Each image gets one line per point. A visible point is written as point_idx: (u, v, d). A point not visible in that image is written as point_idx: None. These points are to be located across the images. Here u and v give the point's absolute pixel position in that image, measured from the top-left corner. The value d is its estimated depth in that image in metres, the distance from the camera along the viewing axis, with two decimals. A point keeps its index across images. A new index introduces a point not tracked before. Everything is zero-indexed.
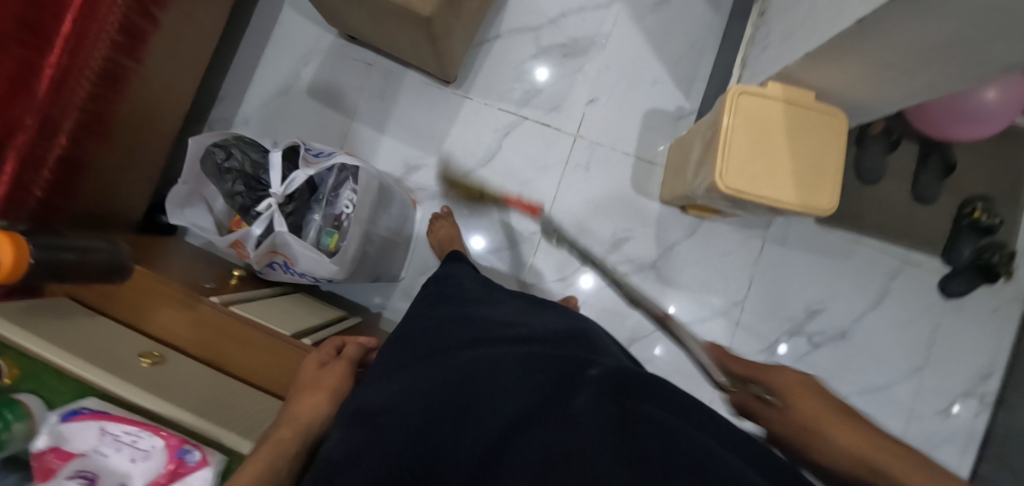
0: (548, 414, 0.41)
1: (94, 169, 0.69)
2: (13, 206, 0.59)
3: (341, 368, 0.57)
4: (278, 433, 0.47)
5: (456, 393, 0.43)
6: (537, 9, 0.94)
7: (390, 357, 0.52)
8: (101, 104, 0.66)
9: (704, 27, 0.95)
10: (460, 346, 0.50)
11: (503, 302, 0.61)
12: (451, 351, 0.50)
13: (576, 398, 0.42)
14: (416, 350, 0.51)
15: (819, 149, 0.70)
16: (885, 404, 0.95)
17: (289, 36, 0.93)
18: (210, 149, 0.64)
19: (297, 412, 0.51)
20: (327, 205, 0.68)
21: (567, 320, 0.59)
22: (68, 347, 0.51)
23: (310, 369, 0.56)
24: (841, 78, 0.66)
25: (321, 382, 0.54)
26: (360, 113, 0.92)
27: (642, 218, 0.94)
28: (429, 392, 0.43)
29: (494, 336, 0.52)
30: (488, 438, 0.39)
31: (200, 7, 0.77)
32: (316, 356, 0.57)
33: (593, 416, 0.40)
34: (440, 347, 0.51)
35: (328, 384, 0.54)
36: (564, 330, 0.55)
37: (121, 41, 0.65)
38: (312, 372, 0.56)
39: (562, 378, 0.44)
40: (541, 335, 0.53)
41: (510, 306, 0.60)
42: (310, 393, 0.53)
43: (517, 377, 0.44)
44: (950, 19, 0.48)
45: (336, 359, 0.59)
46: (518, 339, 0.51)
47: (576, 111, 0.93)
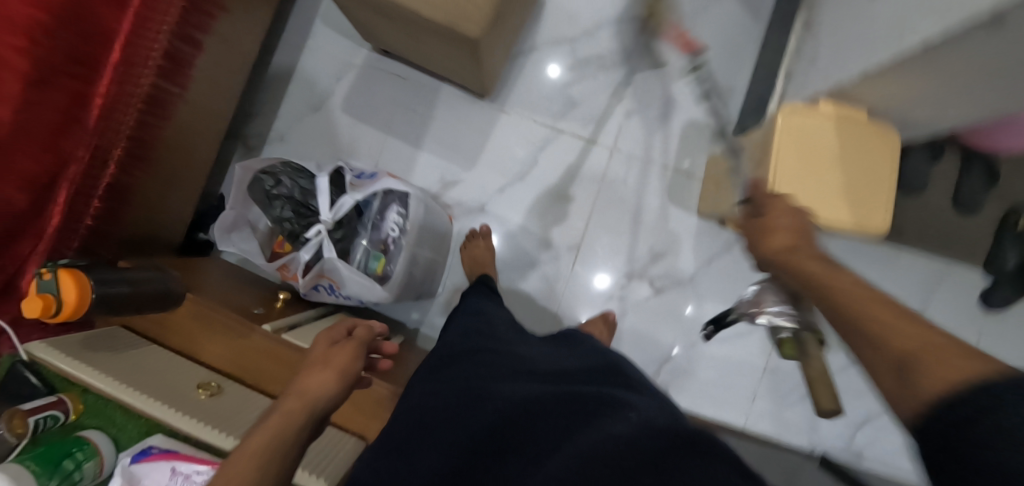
0: (549, 428, 0.40)
1: (140, 194, 0.69)
2: (66, 236, 0.60)
3: (353, 347, 0.56)
4: (285, 404, 0.48)
5: (468, 411, 0.45)
6: (572, 20, 0.93)
7: (422, 376, 0.55)
8: (147, 131, 0.66)
9: (742, 35, 0.93)
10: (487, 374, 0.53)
11: (539, 345, 0.63)
12: (475, 379, 0.51)
13: (601, 405, 0.42)
14: (452, 381, 0.54)
15: (872, 169, 0.68)
16: None
17: (324, 50, 0.93)
18: (259, 175, 0.65)
19: (308, 386, 0.50)
20: (372, 229, 0.68)
21: (603, 356, 0.59)
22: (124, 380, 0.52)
23: (322, 346, 0.56)
24: (896, 97, 0.65)
25: (332, 359, 0.54)
26: (397, 129, 0.92)
27: (679, 231, 0.93)
28: (463, 419, 0.45)
29: (523, 369, 0.53)
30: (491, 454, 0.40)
31: (240, 28, 0.77)
32: (327, 334, 0.57)
33: (601, 427, 0.38)
34: (465, 373, 0.53)
35: (338, 362, 0.54)
36: (599, 364, 0.55)
37: (165, 66, 0.64)
38: (322, 348, 0.56)
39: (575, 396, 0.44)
40: (575, 371, 0.53)
41: (544, 347, 0.62)
42: (319, 369, 0.52)
43: (526, 396, 0.44)
44: (1020, 47, 0.47)
45: (347, 339, 0.58)
46: (546, 373, 0.52)
47: (611, 123, 0.93)
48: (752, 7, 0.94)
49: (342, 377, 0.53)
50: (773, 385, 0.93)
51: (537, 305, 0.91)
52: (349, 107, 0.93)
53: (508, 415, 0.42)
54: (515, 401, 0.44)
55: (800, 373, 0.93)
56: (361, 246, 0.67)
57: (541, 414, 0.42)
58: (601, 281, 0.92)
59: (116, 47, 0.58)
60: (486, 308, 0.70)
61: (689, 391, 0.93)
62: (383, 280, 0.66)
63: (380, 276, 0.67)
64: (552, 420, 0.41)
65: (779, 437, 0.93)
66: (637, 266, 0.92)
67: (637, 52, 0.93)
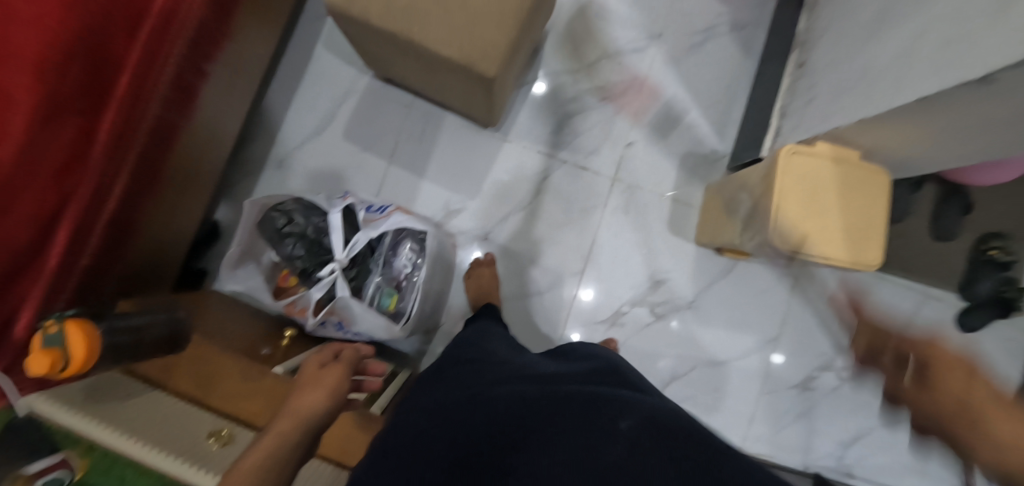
0: (543, 429, 0.41)
1: (141, 227, 0.67)
2: (64, 276, 0.56)
3: (342, 367, 0.56)
4: (278, 425, 0.48)
5: (472, 405, 0.46)
6: (575, 53, 0.96)
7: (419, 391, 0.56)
8: (151, 164, 0.63)
9: (736, 70, 0.98)
10: (488, 374, 0.53)
11: (534, 356, 0.64)
12: (470, 381, 0.52)
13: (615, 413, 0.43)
14: (452, 380, 0.55)
15: (866, 207, 0.72)
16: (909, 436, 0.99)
17: (327, 76, 0.92)
18: (270, 213, 0.64)
19: (301, 404, 0.50)
20: (384, 265, 0.67)
21: (602, 361, 0.60)
22: (117, 421, 0.52)
23: (310, 367, 0.55)
24: (887, 141, 0.69)
25: (322, 378, 0.54)
26: (401, 157, 0.92)
27: (678, 259, 0.95)
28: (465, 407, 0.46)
29: (518, 373, 0.54)
30: (483, 443, 0.41)
31: (246, 57, 0.76)
32: (315, 357, 0.57)
33: (592, 435, 0.40)
34: (461, 380, 0.54)
35: (329, 380, 0.54)
36: (597, 368, 0.56)
37: (173, 97, 0.62)
38: (312, 368, 0.55)
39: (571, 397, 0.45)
40: (572, 373, 0.54)
41: (538, 358, 0.64)
42: (311, 389, 0.52)
43: (520, 394, 0.46)
44: (1003, 106, 0.52)
45: (335, 361, 0.58)
46: (541, 376, 0.53)
47: (614, 153, 0.95)
48: (745, 44, 0.99)
49: (333, 392, 0.52)
50: (769, 408, 0.96)
51: (541, 333, 0.92)
52: (353, 134, 0.92)
53: (499, 408, 0.44)
54: (508, 397, 0.45)
55: (793, 395, 0.97)
56: (373, 282, 0.65)
57: (533, 412, 0.43)
58: (604, 308, 0.93)
59: (124, 78, 0.56)
60: (492, 331, 0.70)
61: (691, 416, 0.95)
62: (396, 317, 0.66)
63: (393, 313, 0.66)
64: (546, 419, 0.42)
65: (775, 458, 0.96)
66: (639, 293, 0.94)
67: (637, 85, 0.97)
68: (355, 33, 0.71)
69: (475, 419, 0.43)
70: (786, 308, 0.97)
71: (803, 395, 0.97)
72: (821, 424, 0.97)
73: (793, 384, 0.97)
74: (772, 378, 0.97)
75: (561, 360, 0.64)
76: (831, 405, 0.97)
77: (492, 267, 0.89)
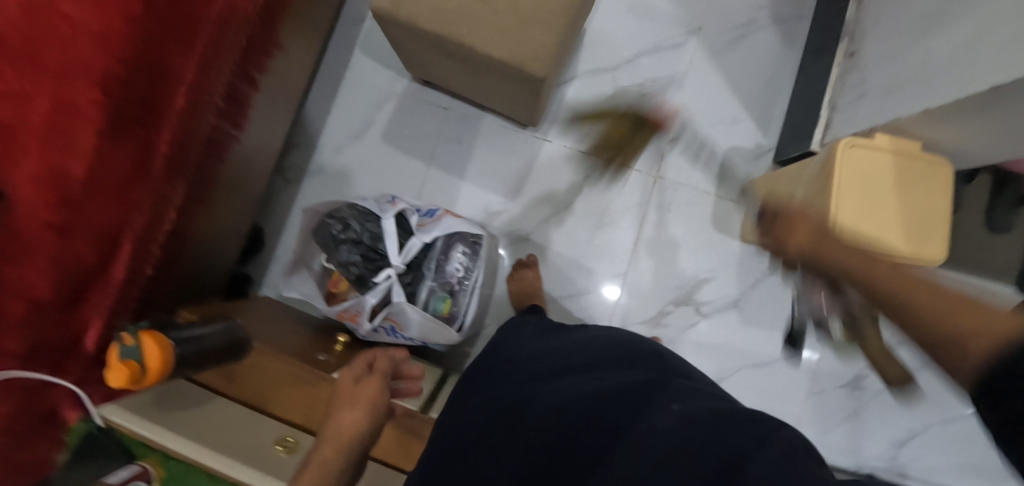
0: (567, 457, 0.37)
1: (195, 237, 0.67)
2: (128, 287, 0.57)
3: (381, 380, 0.54)
4: (321, 453, 0.46)
5: (504, 415, 0.43)
6: (612, 49, 0.95)
7: (459, 397, 0.52)
8: (205, 174, 0.64)
9: (779, 62, 0.96)
10: (519, 374, 0.50)
11: (564, 332, 0.60)
12: (481, 398, 0.48)
13: (649, 408, 0.39)
14: (482, 383, 0.52)
15: (926, 199, 0.70)
16: (966, 436, 0.95)
17: (365, 80, 0.93)
18: (326, 220, 0.65)
19: (340, 426, 0.49)
20: (436, 270, 0.66)
21: (626, 339, 0.56)
22: (170, 425, 0.51)
23: (346, 383, 0.54)
24: (952, 134, 0.66)
25: (360, 395, 0.52)
26: (439, 159, 0.92)
27: (722, 256, 0.93)
28: (491, 418, 0.44)
29: (532, 373, 0.49)
30: (509, 449, 0.39)
31: (291, 65, 0.76)
32: (349, 371, 0.54)
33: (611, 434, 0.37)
34: (487, 387, 0.50)
35: (366, 392, 0.52)
36: (636, 350, 0.53)
37: (225, 107, 0.63)
38: (347, 383, 0.53)
39: (608, 391, 0.41)
40: (611, 357, 0.51)
41: (571, 335, 0.59)
42: (349, 408, 0.51)
43: (539, 404, 0.42)
44: None
45: (371, 372, 0.56)
46: (557, 371, 0.48)
47: (655, 150, 0.94)
48: (787, 35, 0.96)
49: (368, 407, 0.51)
50: (818, 408, 0.94)
51: None
52: (392, 137, 0.92)
53: (514, 436, 0.40)
54: (526, 414, 0.42)
55: (843, 395, 0.94)
56: (427, 287, 0.65)
57: (550, 436, 0.38)
58: (647, 309, 0.92)
59: (182, 93, 0.56)
60: (528, 320, 0.68)
61: None
62: (451, 320, 0.66)
63: (447, 317, 0.66)
64: (570, 446, 0.37)
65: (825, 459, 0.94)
66: (682, 292, 0.93)
67: (676, 81, 0.95)
68: (400, 37, 0.71)
69: (497, 442, 0.41)
70: None
71: (854, 394, 0.95)
72: (872, 424, 0.95)
73: (842, 384, 0.95)
74: (821, 378, 0.94)
75: (596, 335, 0.59)
76: (882, 404, 0.95)
77: (534, 269, 0.88)
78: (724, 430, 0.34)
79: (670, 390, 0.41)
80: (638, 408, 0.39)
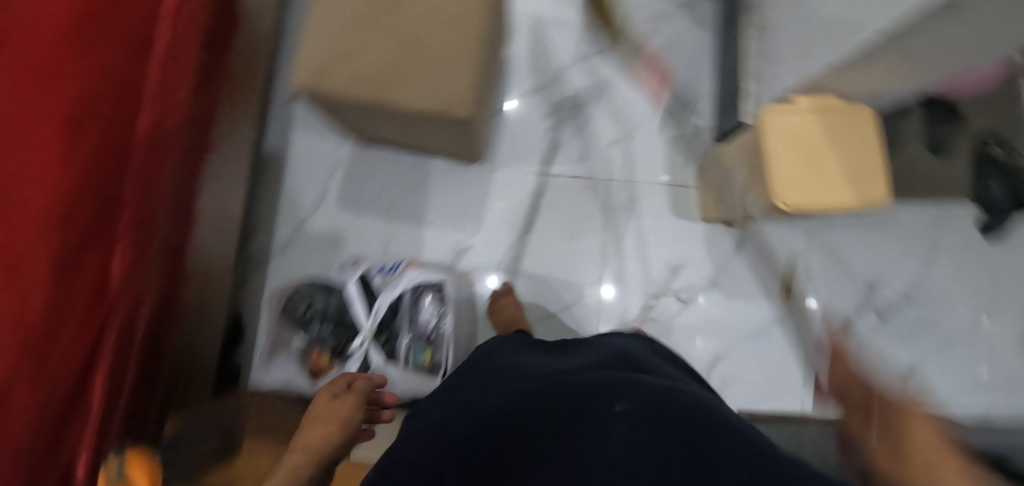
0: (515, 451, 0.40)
1: (166, 347, 0.68)
2: (111, 410, 0.57)
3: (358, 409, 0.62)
4: (292, 459, 0.58)
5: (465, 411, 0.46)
6: (539, 69, 0.99)
7: (424, 404, 0.54)
8: (166, 282, 0.65)
9: (696, 46, 1.00)
10: (486, 381, 0.52)
11: (546, 350, 0.62)
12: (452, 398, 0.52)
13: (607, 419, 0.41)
14: (450, 389, 0.54)
15: (861, 148, 0.71)
16: (962, 356, 0.98)
17: (310, 153, 0.95)
18: (289, 302, 0.67)
19: (316, 439, 0.60)
20: (411, 323, 0.66)
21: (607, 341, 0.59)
22: None
23: (322, 401, 0.62)
24: (864, 81, 0.69)
25: (333, 414, 0.61)
26: (398, 212, 0.94)
27: (689, 240, 0.96)
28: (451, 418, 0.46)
29: (502, 375, 0.53)
30: (461, 437, 0.42)
31: (231, 159, 0.78)
32: (327, 388, 0.62)
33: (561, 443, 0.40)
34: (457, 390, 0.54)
35: (336, 415, 0.60)
36: (613, 356, 0.55)
37: (174, 214, 0.65)
38: (324, 401, 0.62)
39: (571, 398, 0.44)
40: (591, 364, 0.52)
41: (550, 351, 0.61)
42: (319, 424, 0.60)
43: (499, 400, 0.46)
44: (966, 28, 0.53)
45: (349, 391, 0.62)
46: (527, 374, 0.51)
47: (601, 154, 0.97)
48: (698, 20, 1.01)
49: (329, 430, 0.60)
50: (817, 365, 0.96)
51: None
52: (348, 201, 0.94)
53: (471, 418, 0.45)
54: (489, 404, 0.46)
55: (838, 346, 0.96)
56: (404, 343, 0.66)
57: (504, 425, 0.42)
58: (631, 308, 0.93)
59: (126, 214, 0.56)
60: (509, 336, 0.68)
61: (740, 391, 0.95)
62: (434, 370, 0.66)
63: (431, 367, 0.66)
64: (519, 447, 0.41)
65: (838, 413, 0.95)
66: (660, 284, 0.94)
67: (605, 85, 0.99)
68: (328, 110, 0.73)
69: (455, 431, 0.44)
70: (805, 262, 0.98)
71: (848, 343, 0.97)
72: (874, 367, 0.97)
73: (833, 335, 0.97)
74: (813, 334, 0.96)
75: (577, 349, 0.60)
76: (878, 347, 0.97)
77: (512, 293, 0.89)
78: (676, 437, 0.39)
79: (624, 383, 0.45)
80: (590, 407, 0.43)
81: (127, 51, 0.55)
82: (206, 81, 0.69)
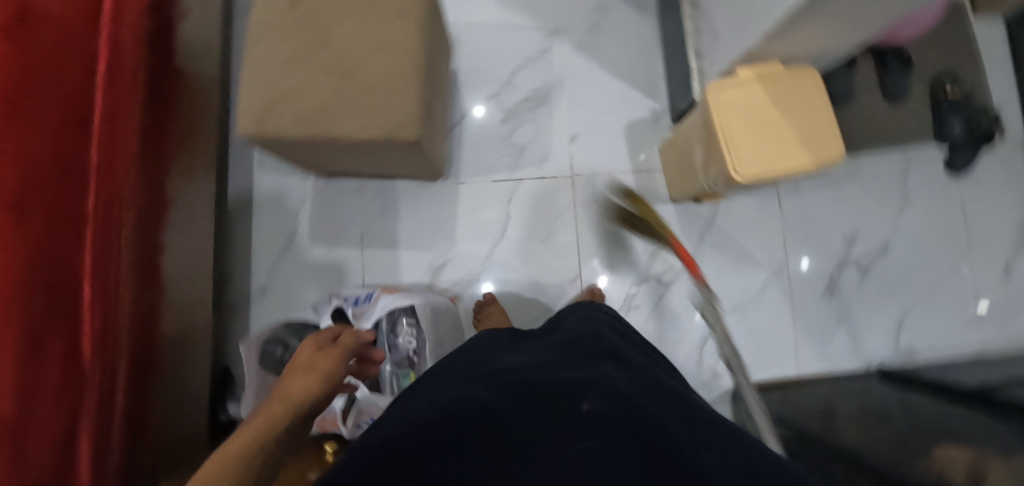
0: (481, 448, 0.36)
1: (156, 411, 0.66)
2: (102, 472, 0.55)
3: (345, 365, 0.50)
4: (267, 410, 0.43)
5: (429, 403, 0.41)
6: (490, 77, 0.99)
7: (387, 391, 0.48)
8: (144, 345, 0.64)
9: (640, 32, 1.01)
10: (452, 373, 0.47)
11: (521, 339, 0.57)
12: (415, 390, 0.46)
13: (580, 412, 0.39)
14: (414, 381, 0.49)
15: (809, 109, 0.72)
16: (949, 296, 0.99)
17: (275, 194, 0.95)
18: (265, 347, 0.67)
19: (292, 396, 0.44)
20: (390, 352, 0.68)
21: (577, 329, 0.57)
22: None
23: (304, 354, 0.50)
24: (802, 44, 0.70)
25: (317, 364, 0.48)
26: (370, 239, 0.94)
27: (663, 223, 0.97)
28: (413, 409, 0.40)
29: (467, 368, 0.48)
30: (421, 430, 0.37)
31: (191, 215, 0.78)
32: (311, 339, 0.51)
33: (534, 443, 0.36)
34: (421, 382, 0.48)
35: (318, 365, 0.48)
36: (589, 347, 0.52)
37: (140, 278, 0.64)
38: (307, 354, 0.49)
39: (544, 398, 0.40)
40: (563, 356, 0.49)
41: (523, 340, 0.57)
42: (303, 374, 0.47)
43: (462, 393, 0.41)
44: None
45: (333, 344, 0.52)
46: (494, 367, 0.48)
47: (563, 151, 0.97)
48: (639, 5, 1.02)
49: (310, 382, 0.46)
50: (806, 326, 0.97)
51: None
52: (320, 235, 0.94)
53: (434, 407, 0.39)
54: (452, 396, 0.41)
55: (824, 304, 0.98)
56: (387, 372, 0.67)
57: (470, 417, 0.38)
58: (616, 299, 0.94)
59: (87, 287, 0.55)
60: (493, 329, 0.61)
61: None
62: None
63: None
64: (487, 445, 0.36)
65: (833, 370, 0.96)
66: (641, 270, 0.95)
67: (557, 83, 0.99)
68: (278, 151, 0.73)
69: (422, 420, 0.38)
70: (779, 227, 0.99)
71: (834, 300, 0.98)
72: (862, 319, 0.98)
73: (818, 294, 0.98)
74: (797, 297, 0.97)
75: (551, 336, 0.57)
76: (863, 299, 0.98)
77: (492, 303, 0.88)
78: (643, 438, 0.37)
79: (597, 382, 0.42)
80: (555, 403, 0.40)
81: (60, 126, 0.56)
82: (156, 141, 0.69)
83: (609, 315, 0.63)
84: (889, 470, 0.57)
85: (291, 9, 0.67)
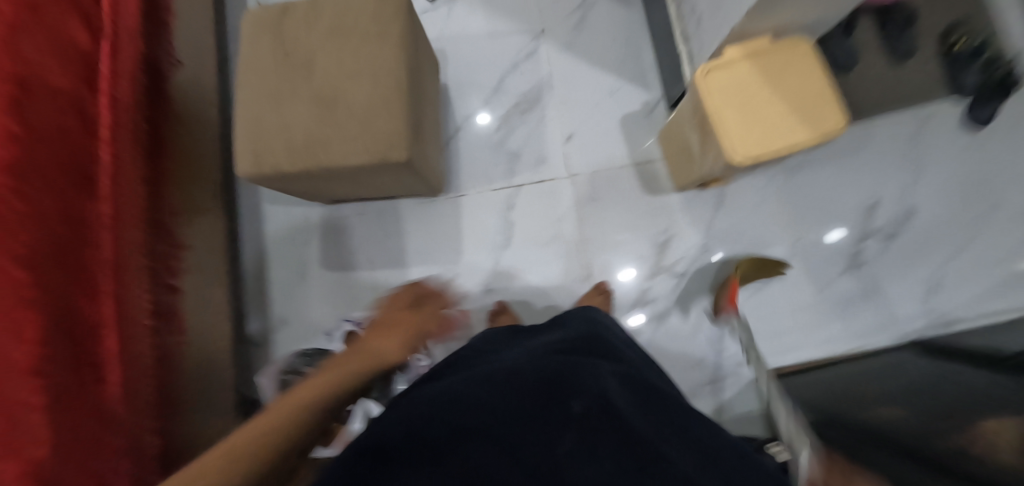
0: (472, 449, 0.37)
1: (188, 449, 0.68)
2: None
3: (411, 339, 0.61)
4: (358, 353, 0.53)
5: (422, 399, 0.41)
6: (480, 86, 1.00)
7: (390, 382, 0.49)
8: (167, 386, 0.67)
9: (629, 23, 1.00)
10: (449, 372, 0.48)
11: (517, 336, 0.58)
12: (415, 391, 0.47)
13: (570, 412, 0.40)
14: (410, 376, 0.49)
15: (802, 82, 0.69)
16: (983, 256, 0.93)
17: (284, 226, 0.98)
18: (283, 377, 0.71)
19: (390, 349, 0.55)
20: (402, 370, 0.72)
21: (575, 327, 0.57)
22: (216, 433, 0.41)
23: (387, 320, 0.60)
24: (788, 16, 0.67)
25: (397, 329, 0.58)
26: (379, 260, 0.95)
27: (670, 214, 0.95)
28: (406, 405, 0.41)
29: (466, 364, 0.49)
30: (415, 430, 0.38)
31: (203, 255, 0.81)
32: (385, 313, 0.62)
33: (523, 446, 0.37)
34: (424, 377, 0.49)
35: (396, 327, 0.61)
36: (581, 344, 0.52)
37: (155, 322, 0.67)
38: (388, 321, 0.60)
39: (537, 394, 0.41)
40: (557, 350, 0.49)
41: (517, 338, 0.58)
42: (387, 334, 0.57)
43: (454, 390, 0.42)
44: None
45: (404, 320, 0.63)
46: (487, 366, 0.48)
47: (559, 152, 0.97)
48: None
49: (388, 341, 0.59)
50: (830, 303, 0.94)
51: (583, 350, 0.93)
52: (331, 261, 0.96)
53: (428, 402, 0.40)
54: (447, 390, 0.42)
55: (847, 279, 0.94)
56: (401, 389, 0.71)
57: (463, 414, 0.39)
58: (629, 295, 0.93)
59: (109, 335, 0.58)
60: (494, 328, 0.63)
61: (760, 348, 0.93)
62: None
63: None
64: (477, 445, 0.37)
65: (866, 347, 0.92)
66: (652, 263, 0.94)
67: (547, 84, 0.99)
68: (279, 185, 0.76)
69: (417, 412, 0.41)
70: (790, 205, 0.96)
71: (858, 273, 0.94)
72: (891, 291, 0.94)
73: (840, 269, 0.94)
74: (818, 274, 0.94)
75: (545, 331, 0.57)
76: (889, 269, 0.94)
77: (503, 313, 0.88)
78: (628, 439, 0.38)
79: (589, 378, 0.43)
80: (546, 401, 0.41)
81: (67, 187, 0.59)
82: (161, 187, 0.72)
83: (608, 321, 0.62)
84: (923, 448, 0.54)
85: (274, 47, 0.70)
